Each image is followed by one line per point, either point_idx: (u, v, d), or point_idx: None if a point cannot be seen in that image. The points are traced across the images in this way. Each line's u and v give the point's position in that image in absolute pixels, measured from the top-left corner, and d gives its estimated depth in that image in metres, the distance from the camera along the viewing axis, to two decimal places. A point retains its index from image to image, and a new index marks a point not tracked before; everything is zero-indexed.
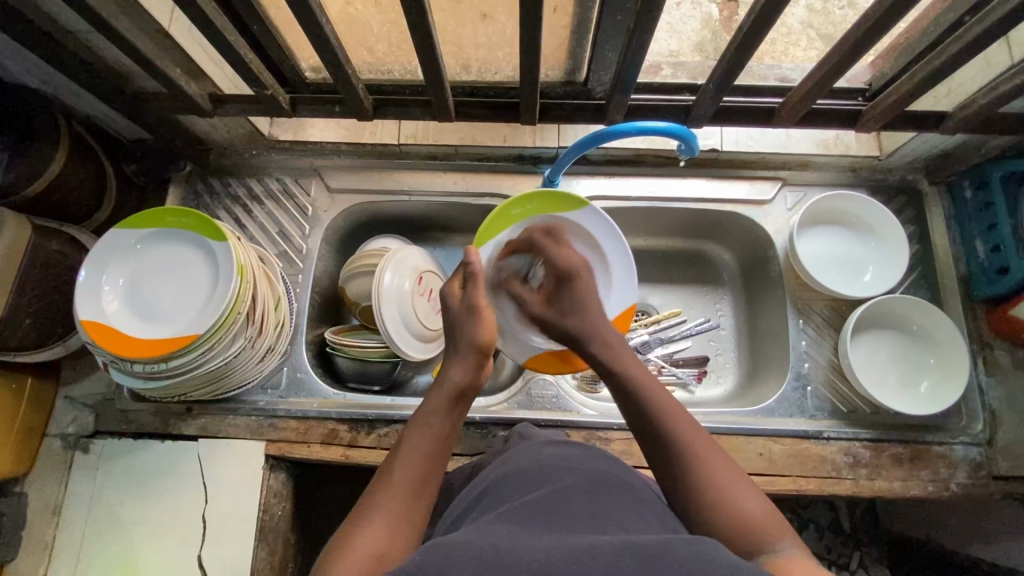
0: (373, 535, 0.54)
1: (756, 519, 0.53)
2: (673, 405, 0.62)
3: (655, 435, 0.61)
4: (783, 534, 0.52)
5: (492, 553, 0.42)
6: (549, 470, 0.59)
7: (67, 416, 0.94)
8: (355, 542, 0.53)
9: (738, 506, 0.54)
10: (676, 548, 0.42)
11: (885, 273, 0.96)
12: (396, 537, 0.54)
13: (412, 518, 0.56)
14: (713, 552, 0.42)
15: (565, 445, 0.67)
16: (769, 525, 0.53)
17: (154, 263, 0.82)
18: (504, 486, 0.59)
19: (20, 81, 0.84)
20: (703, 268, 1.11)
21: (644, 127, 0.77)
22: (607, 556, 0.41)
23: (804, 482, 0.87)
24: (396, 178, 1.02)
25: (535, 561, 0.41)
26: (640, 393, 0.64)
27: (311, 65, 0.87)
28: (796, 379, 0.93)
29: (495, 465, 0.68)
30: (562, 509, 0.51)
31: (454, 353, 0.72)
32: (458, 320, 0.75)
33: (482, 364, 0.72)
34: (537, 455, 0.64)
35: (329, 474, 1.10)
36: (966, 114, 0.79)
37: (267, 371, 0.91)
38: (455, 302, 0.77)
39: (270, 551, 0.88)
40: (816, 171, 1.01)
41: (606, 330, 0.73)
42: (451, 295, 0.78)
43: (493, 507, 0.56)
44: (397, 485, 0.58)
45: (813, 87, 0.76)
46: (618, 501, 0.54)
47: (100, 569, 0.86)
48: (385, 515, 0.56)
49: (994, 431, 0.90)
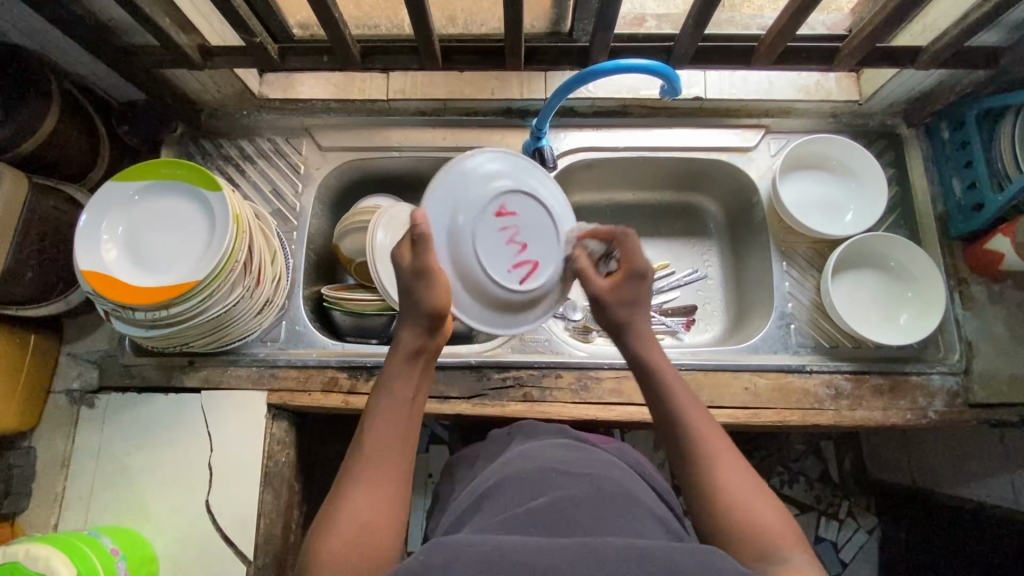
0: (360, 501, 0.58)
1: (772, 530, 0.57)
2: (705, 419, 0.66)
3: (685, 450, 0.64)
4: (797, 551, 0.56)
5: (498, 555, 0.45)
6: (552, 476, 0.63)
7: (72, 372, 0.96)
8: (345, 508, 0.57)
9: (761, 517, 0.58)
10: (678, 555, 0.46)
11: (866, 214, 0.99)
12: (382, 501, 0.59)
13: (391, 483, 0.61)
14: (711, 557, 0.46)
15: (570, 449, 0.72)
16: (788, 538, 0.57)
17: (149, 216, 0.83)
18: (503, 491, 0.62)
19: (10, 39, 0.84)
20: (690, 220, 1.14)
21: (627, 65, 0.79)
22: (607, 559, 0.45)
23: (788, 414, 0.90)
24: (387, 135, 1.04)
25: (542, 562, 0.45)
26: (672, 405, 0.67)
27: (299, 22, 0.90)
28: (779, 318, 0.97)
29: (496, 467, 0.70)
30: (566, 517, 0.55)
31: (406, 313, 0.70)
32: (407, 284, 0.70)
33: (437, 327, 0.71)
34: (538, 459, 0.68)
35: (330, 431, 1.13)
36: (939, 46, 0.81)
37: (266, 323, 0.93)
38: (405, 262, 0.71)
39: (275, 494, 0.91)
40: (798, 118, 1.03)
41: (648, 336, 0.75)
42: (399, 259, 0.71)
43: (503, 507, 0.60)
44: (377, 452, 0.62)
45: (788, 23, 0.78)
46: (618, 507, 0.58)
47: (109, 517, 0.89)
48: (372, 481, 0.60)
49: (970, 360, 0.93)
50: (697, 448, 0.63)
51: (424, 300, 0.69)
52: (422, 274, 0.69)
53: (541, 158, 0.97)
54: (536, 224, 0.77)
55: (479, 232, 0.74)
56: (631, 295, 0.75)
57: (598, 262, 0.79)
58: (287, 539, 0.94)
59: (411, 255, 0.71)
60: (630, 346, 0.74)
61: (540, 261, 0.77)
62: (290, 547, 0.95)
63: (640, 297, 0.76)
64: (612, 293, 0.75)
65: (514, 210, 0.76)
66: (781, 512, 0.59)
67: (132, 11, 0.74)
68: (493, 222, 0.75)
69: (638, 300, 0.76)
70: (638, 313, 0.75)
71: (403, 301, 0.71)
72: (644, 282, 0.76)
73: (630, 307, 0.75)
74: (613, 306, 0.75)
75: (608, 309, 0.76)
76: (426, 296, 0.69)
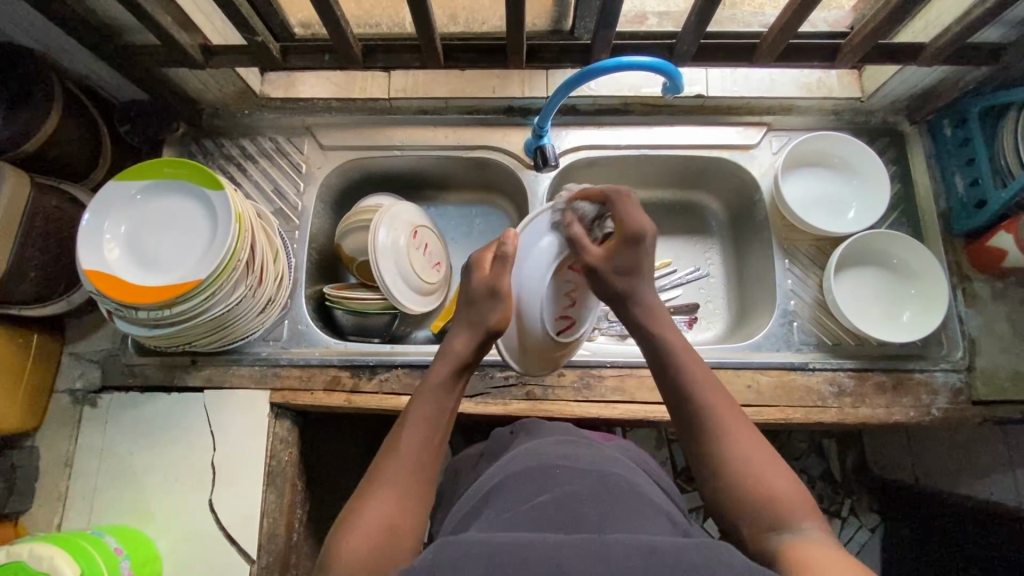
0: (379, 505, 0.58)
1: (785, 501, 0.57)
2: (717, 393, 0.66)
3: (694, 424, 0.65)
4: (810, 520, 0.56)
5: (504, 552, 0.45)
6: (558, 473, 0.62)
7: (75, 372, 0.96)
8: (364, 512, 0.57)
9: (773, 489, 0.58)
10: (685, 551, 0.46)
11: (867, 211, 0.98)
12: (407, 501, 0.59)
13: (418, 485, 0.61)
14: (718, 552, 0.46)
15: (576, 446, 0.72)
16: (802, 509, 0.56)
17: (163, 218, 0.84)
18: (510, 485, 0.63)
19: (11, 39, 0.84)
20: (691, 218, 1.14)
21: (628, 62, 0.79)
22: (614, 556, 0.45)
23: (791, 412, 0.90)
24: (388, 134, 1.04)
25: (548, 559, 0.45)
26: (680, 378, 0.67)
27: (300, 21, 0.90)
28: (782, 315, 0.97)
29: (501, 464, 0.70)
30: (572, 515, 0.55)
31: (467, 322, 0.74)
32: (477, 296, 0.75)
33: (485, 346, 0.74)
34: (545, 456, 0.67)
35: (332, 430, 1.13)
36: (941, 43, 0.81)
37: (268, 322, 0.93)
38: (479, 275, 0.77)
39: (278, 493, 0.91)
40: (800, 115, 1.03)
41: (656, 308, 0.74)
42: (479, 269, 0.77)
43: (511, 501, 0.60)
44: (408, 454, 0.63)
45: (790, 20, 0.78)
46: (629, 506, 0.58)
47: (112, 516, 0.89)
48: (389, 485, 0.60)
49: (973, 357, 0.93)
50: (706, 423, 0.64)
51: (491, 317, 0.73)
52: (495, 294, 0.74)
53: (544, 156, 0.97)
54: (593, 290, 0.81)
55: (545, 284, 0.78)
56: (630, 263, 0.73)
57: (590, 225, 0.79)
58: (291, 538, 0.94)
59: (488, 271, 0.77)
60: (637, 317, 0.73)
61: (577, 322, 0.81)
62: (293, 547, 0.95)
63: (639, 263, 0.74)
64: (609, 260, 0.73)
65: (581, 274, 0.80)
66: (795, 484, 0.59)
67: (133, 10, 0.74)
68: (561, 278, 0.79)
69: (638, 266, 0.74)
70: (639, 283, 0.74)
71: (466, 309, 0.76)
72: (643, 244, 0.74)
73: (631, 275, 0.74)
74: (615, 275, 0.73)
75: (609, 279, 0.73)
76: (491, 316, 0.73)
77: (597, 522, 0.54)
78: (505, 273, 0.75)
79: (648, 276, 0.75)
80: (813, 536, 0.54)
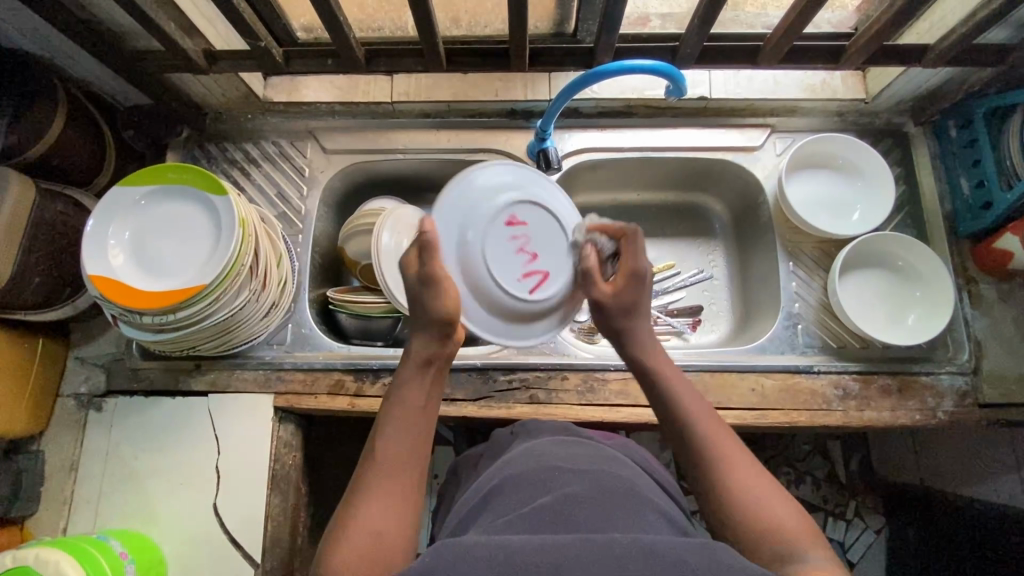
0: (374, 509, 0.58)
1: (788, 530, 0.56)
2: (712, 421, 0.65)
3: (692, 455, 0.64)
4: (814, 548, 0.55)
5: (504, 553, 0.45)
6: (557, 474, 0.62)
7: (80, 377, 0.96)
8: (359, 516, 0.57)
9: (776, 517, 0.57)
10: (685, 552, 0.46)
11: (872, 213, 0.98)
12: (396, 509, 0.58)
13: (404, 494, 0.60)
14: (718, 555, 0.46)
15: (575, 447, 0.72)
16: (806, 537, 0.56)
17: (156, 223, 0.84)
18: (510, 486, 0.63)
19: (15, 45, 0.84)
20: (695, 220, 1.14)
21: (630, 66, 0.79)
22: (613, 556, 0.45)
23: (796, 415, 0.90)
24: (391, 137, 1.04)
25: (547, 560, 0.45)
26: (676, 410, 0.67)
27: (303, 25, 0.90)
28: (787, 318, 0.96)
29: (501, 465, 0.70)
30: (571, 516, 0.55)
31: (416, 318, 0.68)
32: (414, 293, 0.67)
33: (449, 334, 0.68)
34: (544, 458, 0.67)
35: (336, 433, 1.14)
36: (947, 44, 0.81)
37: (272, 327, 0.93)
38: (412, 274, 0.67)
39: (282, 497, 0.91)
40: (804, 116, 1.03)
41: (651, 350, 0.72)
42: (406, 266, 0.68)
43: (511, 504, 0.59)
44: (389, 464, 0.61)
45: (795, 20, 0.77)
46: (628, 507, 0.57)
47: (117, 520, 0.89)
48: (383, 487, 0.60)
49: (979, 360, 0.93)
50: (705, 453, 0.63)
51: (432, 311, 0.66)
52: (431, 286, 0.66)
53: (546, 160, 0.97)
54: (547, 233, 0.74)
55: (491, 243, 0.71)
56: (625, 302, 0.70)
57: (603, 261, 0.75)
58: (295, 541, 0.94)
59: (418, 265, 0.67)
60: (631, 355, 0.72)
61: (549, 271, 0.73)
62: (297, 551, 0.95)
63: (641, 302, 0.71)
64: (612, 298, 0.70)
65: (525, 219, 0.72)
66: (797, 510, 0.58)
67: (136, 17, 0.74)
68: (505, 230, 0.72)
69: (638, 304, 0.71)
70: (638, 324, 0.72)
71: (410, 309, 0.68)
72: (645, 285, 0.71)
73: (629, 314, 0.71)
74: (615, 314, 0.71)
75: (607, 317, 0.72)
76: (434, 306, 0.66)
77: (597, 525, 0.53)
78: (435, 262, 0.65)
79: (646, 315, 0.73)
80: (820, 565, 0.53)
